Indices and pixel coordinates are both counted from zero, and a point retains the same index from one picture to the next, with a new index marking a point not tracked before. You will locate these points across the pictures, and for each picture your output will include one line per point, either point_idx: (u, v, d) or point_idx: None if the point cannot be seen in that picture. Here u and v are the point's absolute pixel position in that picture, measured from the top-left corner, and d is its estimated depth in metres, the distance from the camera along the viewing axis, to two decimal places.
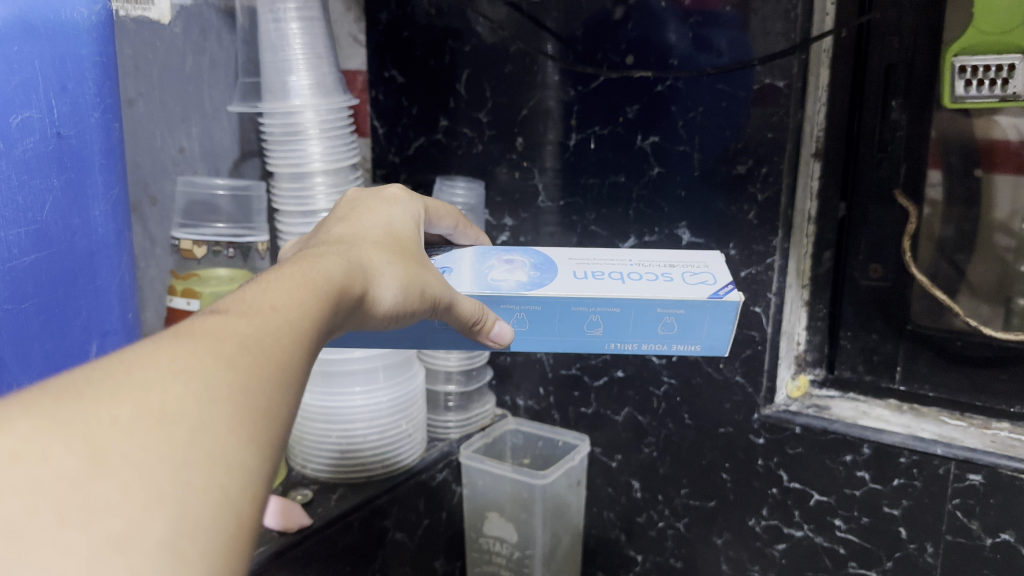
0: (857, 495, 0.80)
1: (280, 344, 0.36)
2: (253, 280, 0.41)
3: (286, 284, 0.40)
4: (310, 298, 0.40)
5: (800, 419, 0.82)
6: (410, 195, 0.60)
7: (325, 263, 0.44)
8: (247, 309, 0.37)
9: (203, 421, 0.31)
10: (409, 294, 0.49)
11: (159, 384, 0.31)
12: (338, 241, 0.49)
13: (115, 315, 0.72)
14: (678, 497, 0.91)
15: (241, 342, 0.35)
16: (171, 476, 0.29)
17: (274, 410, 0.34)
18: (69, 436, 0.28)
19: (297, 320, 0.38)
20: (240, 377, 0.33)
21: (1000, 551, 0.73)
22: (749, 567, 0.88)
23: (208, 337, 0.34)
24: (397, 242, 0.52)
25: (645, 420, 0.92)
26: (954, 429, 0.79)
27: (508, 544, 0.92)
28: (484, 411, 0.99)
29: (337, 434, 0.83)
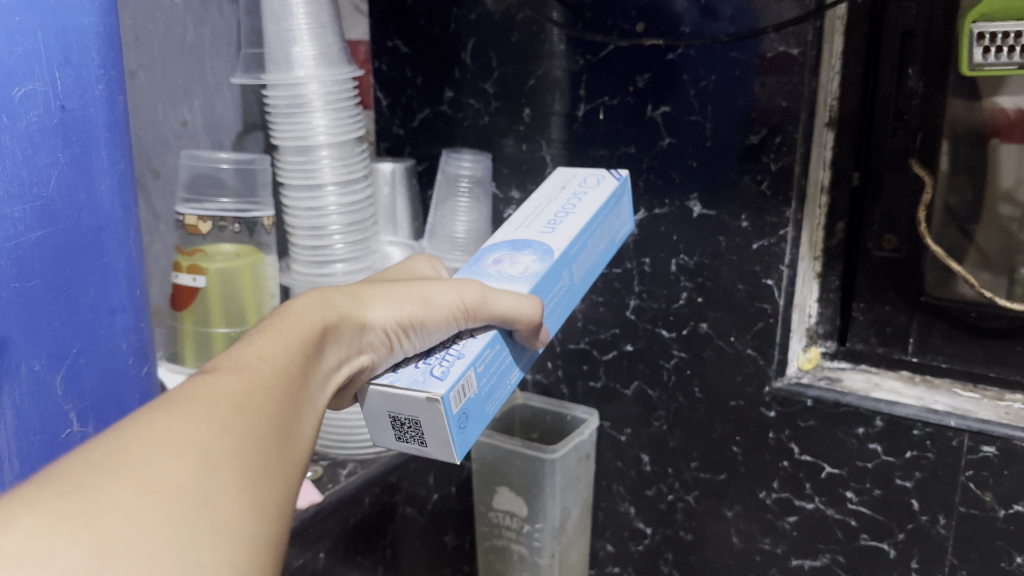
0: (869, 468, 0.80)
1: (269, 402, 0.40)
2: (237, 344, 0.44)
3: (270, 340, 0.44)
4: (295, 351, 0.44)
5: (812, 391, 0.81)
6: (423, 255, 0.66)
7: (304, 309, 0.48)
8: (236, 368, 0.40)
9: (203, 493, 0.33)
10: (409, 312, 0.52)
11: (158, 460, 0.33)
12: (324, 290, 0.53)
13: (124, 292, 0.66)
14: (688, 470, 0.91)
15: (233, 405, 0.38)
16: (178, 558, 0.31)
17: (266, 471, 0.37)
18: (73, 528, 0.30)
19: (284, 372, 0.42)
20: (233, 443, 0.36)
21: (1014, 523, 0.73)
22: (760, 539, 0.88)
23: (201, 404, 0.37)
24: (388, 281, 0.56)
25: (655, 393, 0.91)
26: (967, 401, 0.79)
27: (518, 518, 0.92)
28: None
29: (348, 410, 0.82)
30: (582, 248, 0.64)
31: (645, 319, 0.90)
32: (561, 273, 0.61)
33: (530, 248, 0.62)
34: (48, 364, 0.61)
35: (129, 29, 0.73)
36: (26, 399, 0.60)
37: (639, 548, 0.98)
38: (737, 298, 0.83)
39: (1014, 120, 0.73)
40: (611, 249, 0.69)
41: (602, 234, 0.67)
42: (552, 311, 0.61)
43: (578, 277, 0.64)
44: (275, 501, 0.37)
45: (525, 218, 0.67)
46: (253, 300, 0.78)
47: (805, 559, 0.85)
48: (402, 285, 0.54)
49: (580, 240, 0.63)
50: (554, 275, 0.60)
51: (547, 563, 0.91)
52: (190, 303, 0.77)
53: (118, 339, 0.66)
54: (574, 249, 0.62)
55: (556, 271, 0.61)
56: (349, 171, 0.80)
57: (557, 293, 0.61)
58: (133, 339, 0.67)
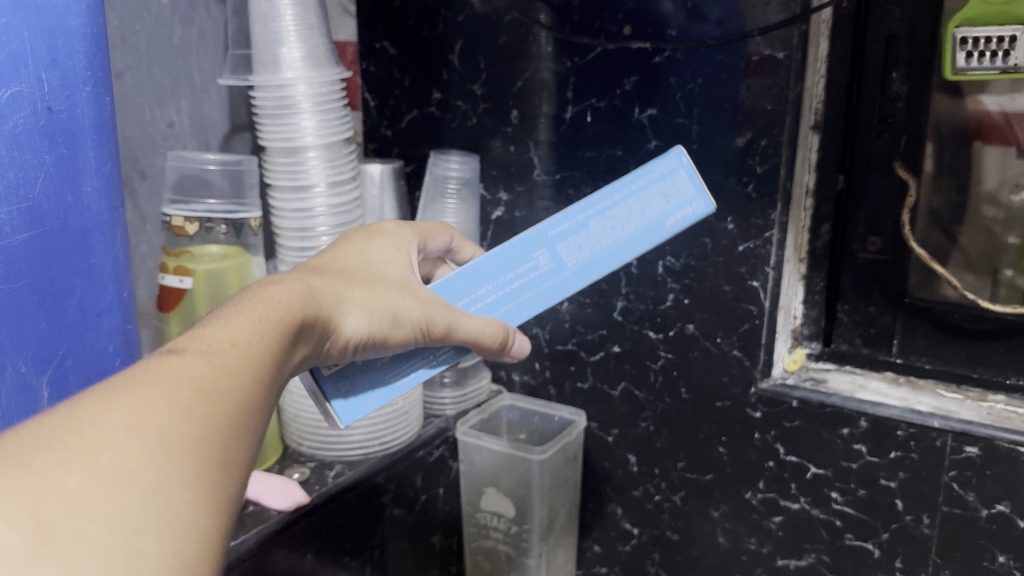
0: (854, 468, 0.80)
1: (236, 388, 0.37)
2: (206, 320, 0.42)
3: (243, 322, 0.41)
4: (268, 338, 0.41)
5: (798, 392, 0.82)
6: (400, 225, 0.61)
7: (285, 290, 0.45)
8: (204, 351, 0.38)
9: (158, 480, 0.32)
10: (375, 329, 0.51)
11: (113, 441, 0.32)
12: (299, 273, 0.49)
13: (111, 294, 0.65)
14: (674, 470, 0.91)
15: (197, 387, 0.36)
16: (124, 547, 0.30)
17: (226, 457, 0.35)
18: (15, 507, 0.29)
19: (255, 359, 0.40)
20: (194, 427, 0.34)
21: (996, 522, 0.74)
22: (746, 539, 0.88)
23: (163, 384, 0.35)
24: (361, 272, 0.53)
25: (642, 394, 0.92)
26: (950, 402, 0.79)
27: (506, 519, 0.92)
28: (480, 387, 0.99)
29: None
30: (579, 228, 0.60)
31: (631, 320, 0.90)
32: (528, 253, 0.60)
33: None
34: (35, 367, 0.61)
35: (116, 29, 0.73)
36: (12, 402, 0.60)
37: (626, 549, 0.98)
38: (723, 300, 0.84)
39: (999, 121, 0.73)
40: (646, 232, 0.61)
41: (629, 215, 0.61)
42: (516, 293, 0.60)
43: (577, 258, 0.60)
44: (234, 490, 0.35)
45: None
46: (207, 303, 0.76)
47: (790, 558, 0.86)
48: (377, 293, 0.52)
49: (571, 218, 0.60)
50: (517, 255, 0.60)
51: (535, 563, 0.92)
52: (177, 305, 0.76)
53: (105, 340, 0.66)
54: (557, 227, 0.60)
55: (513, 251, 0.60)
56: (336, 173, 0.80)
57: (527, 275, 0.60)
58: (120, 341, 0.67)
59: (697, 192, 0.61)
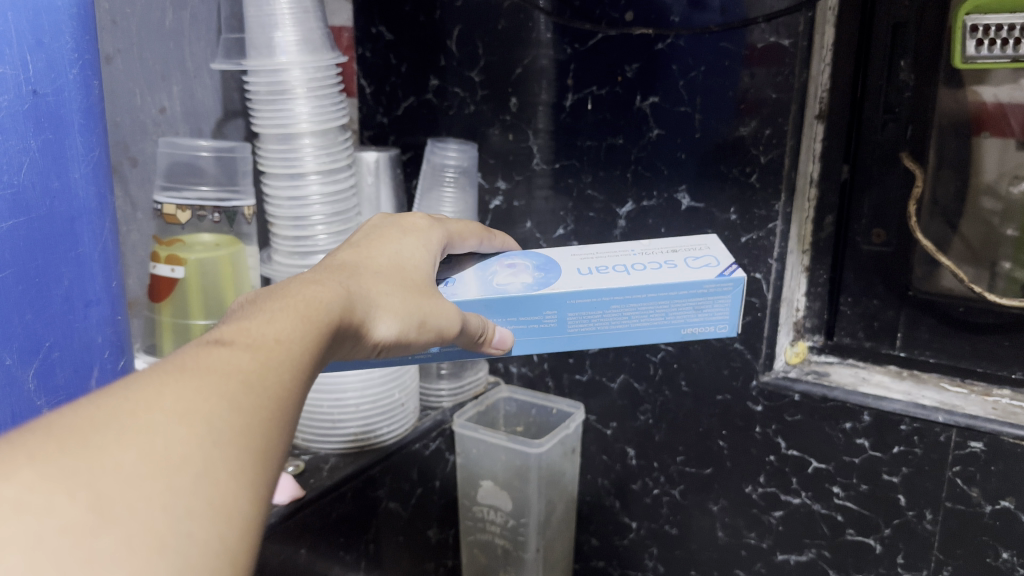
0: (856, 463, 0.79)
1: (282, 384, 0.36)
2: (249, 311, 0.40)
3: (289, 316, 0.39)
4: (313, 333, 0.39)
5: (799, 385, 0.81)
6: (431, 224, 0.59)
7: (326, 285, 0.44)
8: (251, 343, 0.36)
9: (208, 464, 0.31)
10: (405, 333, 0.49)
11: (164, 428, 0.30)
12: (335, 272, 0.48)
13: (99, 283, 0.64)
14: (674, 464, 0.90)
15: (246, 379, 0.34)
16: (174, 529, 0.28)
17: (270, 449, 0.34)
18: (73, 484, 0.28)
19: (302, 354, 0.38)
20: (242, 418, 0.33)
21: (1000, 518, 0.73)
22: (745, 533, 0.87)
23: (211, 374, 0.33)
24: (393, 269, 0.52)
25: (642, 387, 0.90)
26: (955, 396, 0.78)
27: (503, 513, 0.91)
28: (477, 378, 0.97)
29: (346, 414, 0.82)
30: (597, 307, 0.59)
31: None
32: (539, 309, 0.59)
33: (546, 274, 0.62)
34: (20, 359, 0.59)
35: (106, 12, 0.71)
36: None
37: (624, 542, 0.97)
38: None
39: (997, 113, 0.72)
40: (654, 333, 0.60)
41: (652, 312, 0.60)
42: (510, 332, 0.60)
43: (579, 329, 0.60)
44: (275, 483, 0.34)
45: (596, 255, 0.65)
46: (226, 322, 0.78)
47: (791, 554, 0.85)
48: (410, 295, 0.50)
49: (596, 297, 0.59)
50: (529, 305, 0.59)
51: (532, 557, 0.91)
52: (168, 295, 0.75)
53: (94, 331, 0.64)
54: (577, 298, 0.59)
55: (527, 302, 0.59)
56: (332, 160, 0.79)
57: (528, 325, 0.60)
58: (109, 332, 0.65)
59: (726, 299, 0.59)
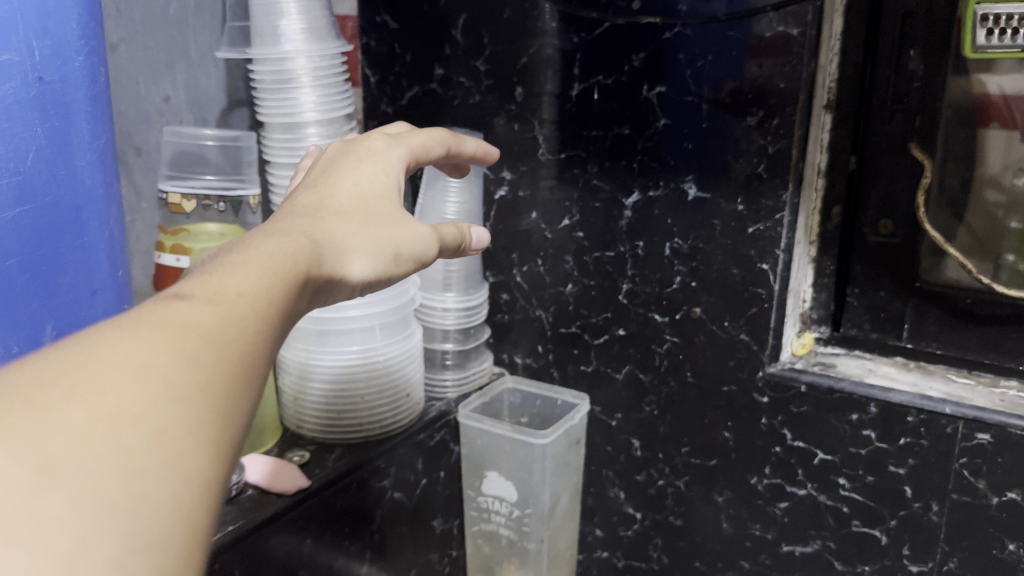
0: (862, 454, 0.79)
1: (250, 337, 0.34)
2: (210, 260, 0.38)
3: (252, 265, 0.37)
4: (280, 283, 0.37)
5: (805, 376, 0.81)
6: (390, 142, 0.56)
7: (290, 230, 0.42)
8: (211, 296, 0.34)
9: (163, 422, 0.29)
10: (384, 271, 0.46)
11: (116, 384, 0.29)
12: (295, 215, 0.45)
13: (105, 273, 0.63)
14: (678, 455, 0.90)
15: (209, 332, 0.32)
16: (125, 490, 0.27)
17: (234, 404, 0.32)
18: (13, 443, 0.26)
19: (270, 301, 0.36)
20: (204, 374, 0.31)
21: (1007, 510, 0.73)
22: (750, 524, 0.87)
23: (165, 329, 0.31)
24: (356, 204, 0.48)
25: (647, 378, 0.90)
26: (962, 387, 0.78)
27: (508, 503, 0.91)
28: (483, 369, 0.98)
29: (342, 404, 0.82)
30: None
31: (637, 304, 0.88)
32: None
33: None
34: (26, 347, 0.59)
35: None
36: None
37: (628, 533, 0.97)
38: (732, 284, 0.82)
39: (999, 104, 0.72)
40: None
41: None
42: None
43: None
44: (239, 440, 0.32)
45: None
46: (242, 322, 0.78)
47: (795, 544, 0.85)
48: (380, 227, 0.47)
49: None
50: None
51: (536, 548, 0.91)
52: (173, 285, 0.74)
53: (99, 321, 0.64)
54: None
55: None
56: None
57: None
58: (115, 321, 0.65)
59: None
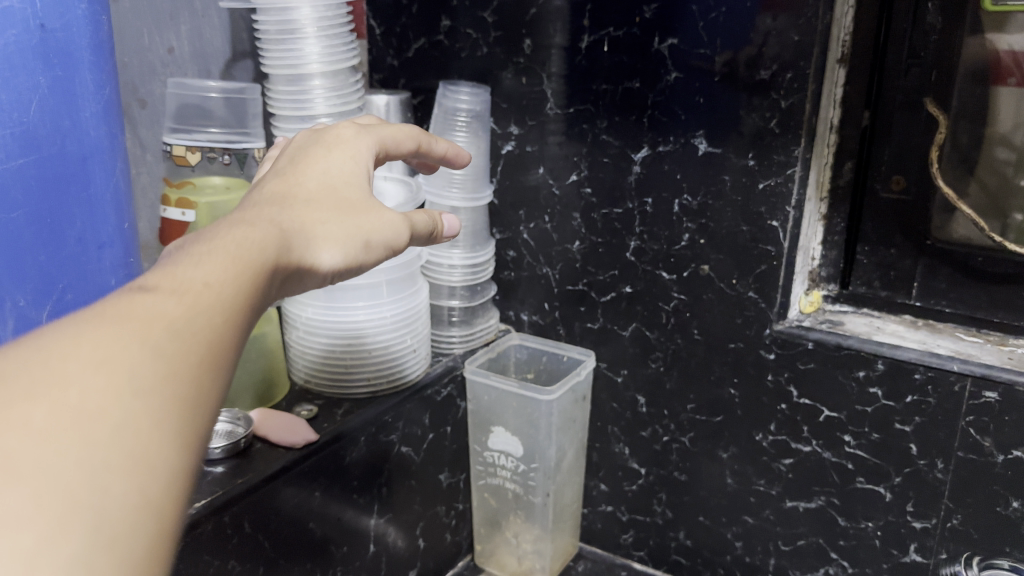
0: (868, 412, 0.79)
1: (219, 324, 0.33)
2: (178, 248, 0.37)
3: (219, 255, 0.36)
4: (248, 273, 0.36)
5: (813, 334, 0.80)
6: (358, 132, 0.54)
7: (259, 219, 0.41)
8: (177, 285, 0.33)
9: (128, 416, 0.28)
10: (352, 259, 0.46)
11: (78, 379, 0.28)
12: (264, 203, 0.44)
13: (112, 225, 0.63)
14: (684, 412, 0.90)
15: (174, 322, 0.32)
16: (89, 487, 0.26)
17: (202, 395, 0.32)
18: None
19: (240, 290, 0.35)
20: (170, 365, 0.31)
21: (1012, 467, 0.73)
22: (754, 481, 0.87)
23: (130, 320, 0.31)
24: (328, 187, 0.48)
25: (653, 335, 0.90)
26: (970, 345, 0.77)
27: (514, 458, 0.92)
28: (489, 325, 0.98)
29: (342, 351, 0.81)
30: None
31: (645, 261, 0.88)
32: None
33: None
34: (33, 301, 0.59)
35: None
36: (13, 335, 0.58)
37: (633, 489, 0.97)
38: (741, 240, 0.81)
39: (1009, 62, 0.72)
40: None
41: None
42: None
43: None
44: (209, 432, 0.32)
45: None
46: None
47: (799, 501, 0.85)
48: (349, 216, 0.47)
49: None
50: None
51: (541, 501, 0.92)
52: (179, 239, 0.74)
53: (107, 275, 0.63)
54: None
55: None
56: (342, 103, 0.77)
57: None
58: (123, 275, 0.64)
59: None
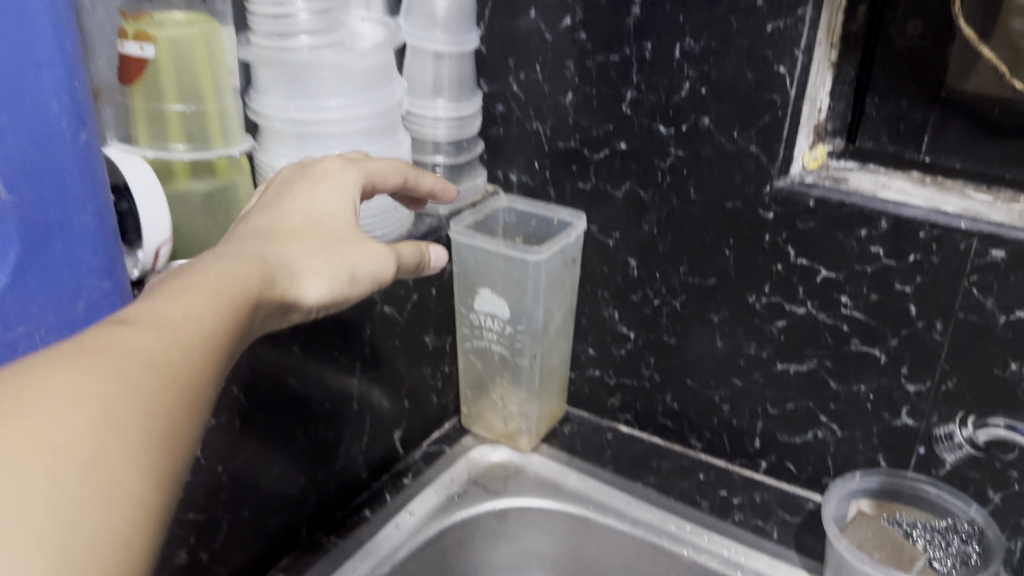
0: (867, 273, 0.75)
1: (190, 360, 0.38)
2: (161, 288, 0.43)
3: (201, 292, 0.42)
4: (225, 310, 0.42)
5: (816, 190, 0.75)
6: (344, 166, 0.63)
7: (245, 261, 0.48)
8: (157, 321, 0.39)
9: (100, 443, 0.32)
10: (335, 287, 0.55)
11: (52, 408, 0.31)
12: (255, 242, 0.53)
13: (49, 35, 0.49)
14: (676, 275, 0.87)
15: (148, 359, 0.36)
16: (58, 518, 0.29)
17: (174, 431, 0.35)
18: None
19: (212, 332, 0.40)
20: (142, 399, 0.34)
21: (1013, 329, 0.70)
22: (745, 345, 0.85)
23: (112, 353, 0.35)
24: (308, 232, 0.56)
25: (647, 195, 0.85)
26: (978, 204, 0.73)
27: (500, 320, 0.90)
28: (475, 184, 0.94)
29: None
30: None
31: (641, 114, 0.82)
32: None
33: None
34: None
35: None
36: None
37: (621, 353, 0.95)
38: (745, 89, 0.75)
39: None
40: None
41: None
42: None
43: None
44: (181, 463, 0.35)
45: None
46: (217, 118, 0.73)
47: (790, 364, 0.83)
48: (331, 247, 0.56)
49: None
50: None
51: (528, 364, 0.91)
52: (140, 77, 0.68)
53: (48, 97, 0.51)
54: None
55: None
56: None
57: None
58: (67, 100, 0.52)
59: None
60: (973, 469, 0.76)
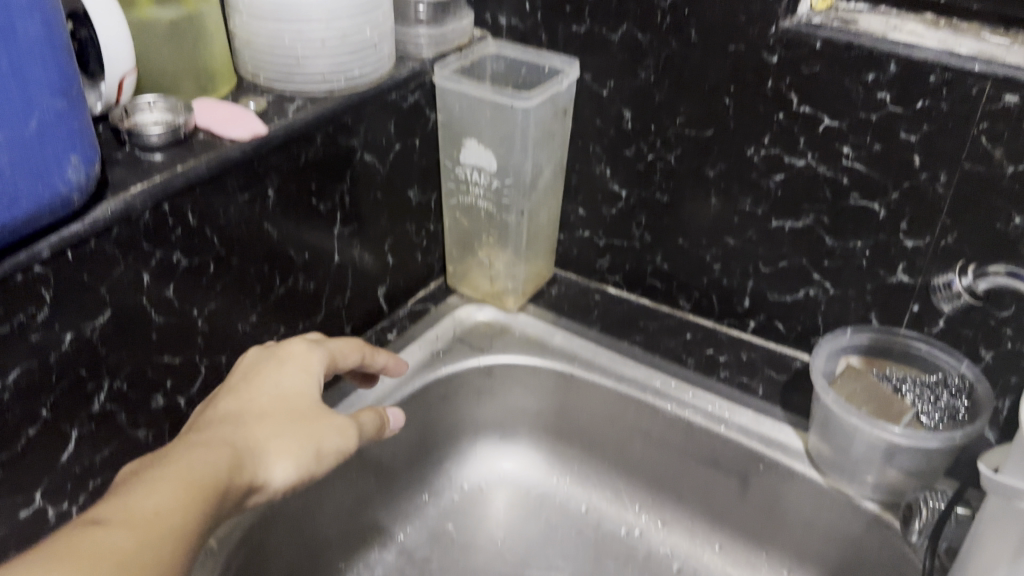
0: (872, 121, 0.71)
1: (158, 558, 0.40)
2: (126, 484, 0.44)
3: (166, 486, 0.44)
4: (191, 498, 0.44)
5: (823, 31, 0.70)
6: (310, 346, 0.63)
7: (208, 451, 0.48)
8: (126, 519, 0.40)
9: None
10: (305, 469, 0.54)
11: None
12: (219, 429, 0.53)
13: None
14: (672, 128, 0.82)
15: (113, 560, 0.38)
16: None
17: None
18: None
19: (180, 526, 0.42)
20: None
21: (1020, 180, 0.67)
22: (741, 201, 0.82)
23: (80, 560, 0.37)
24: (271, 409, 0.56)
25: (645, 39, 0.79)
26: (994, 47, 0.68)
27: (487, 173, 0.86)
28: (462, 28, 0.87)
29: (290, 37, 0.72)
30: None
31: None
32: None
33: None
34: None
35: None
36: None
37: (612, 212, 0.92)
38: None
39: None
40: None
41: None
42: None
43: None
44: None
45: None
46: None
47: (786, 220, 0.80)
48: (300, 427, 0.55)
49: None
50: None
51: (516, 221, 0.88)
52: None
53: None
54: None
55: None
56: None
57: None
58: None
59: None
60: (967, 326, 0.74)
